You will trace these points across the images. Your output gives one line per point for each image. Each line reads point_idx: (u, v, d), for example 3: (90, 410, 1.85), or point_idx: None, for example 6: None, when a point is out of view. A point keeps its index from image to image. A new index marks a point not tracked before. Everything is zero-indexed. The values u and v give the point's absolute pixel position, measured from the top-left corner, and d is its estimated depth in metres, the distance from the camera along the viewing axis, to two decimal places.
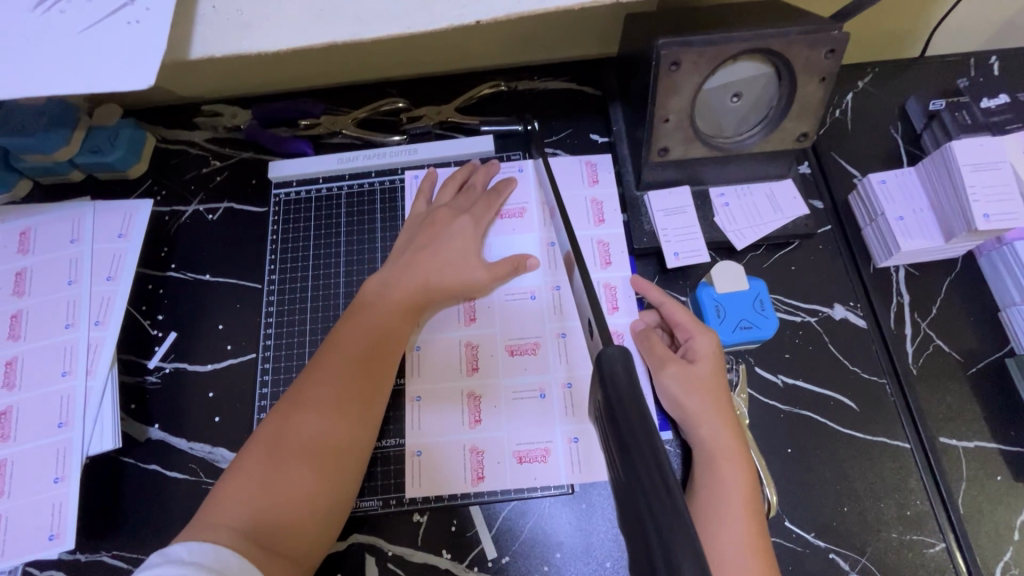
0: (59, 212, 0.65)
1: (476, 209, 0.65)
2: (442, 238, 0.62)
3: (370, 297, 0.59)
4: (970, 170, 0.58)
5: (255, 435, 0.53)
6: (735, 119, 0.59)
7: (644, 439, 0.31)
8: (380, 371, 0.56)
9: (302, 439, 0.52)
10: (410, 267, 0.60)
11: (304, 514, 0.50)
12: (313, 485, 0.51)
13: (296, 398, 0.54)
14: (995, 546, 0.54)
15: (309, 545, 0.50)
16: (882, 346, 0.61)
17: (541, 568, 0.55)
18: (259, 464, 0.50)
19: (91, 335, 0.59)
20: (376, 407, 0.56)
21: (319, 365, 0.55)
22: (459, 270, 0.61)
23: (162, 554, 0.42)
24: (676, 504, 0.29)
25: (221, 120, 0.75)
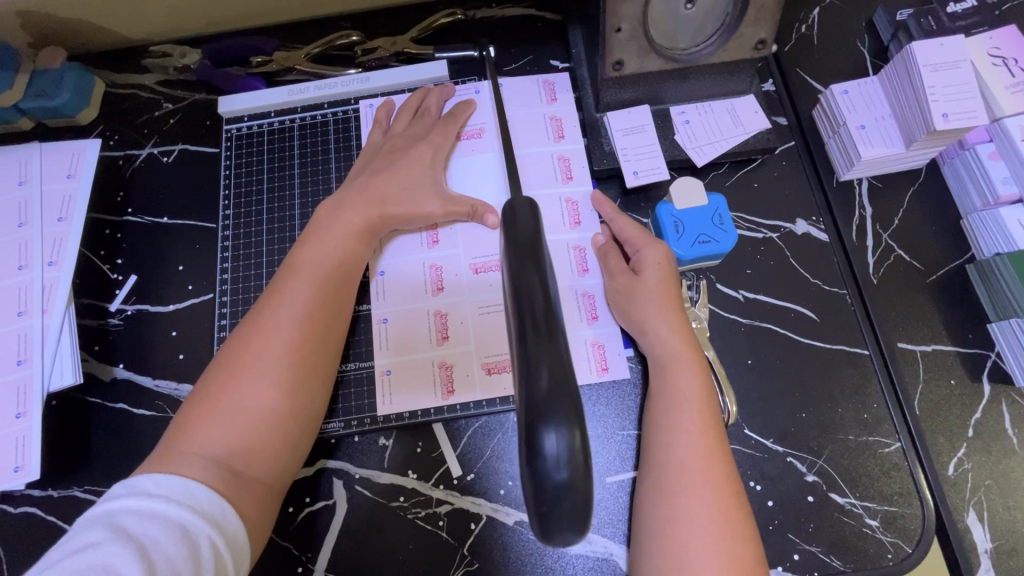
0: (6, 155, 0.63)
1: (432, 135, 0.63)
2: (398, 164, 0.61)
3: (323, 221, 0.58)
4: (930, 71, 0.57)
5: (212, 367, 0.51)
6: (691, 28, 0.57)
7: (532, 295, 0.31)
8: (341, 296, 0.56)
9: (260, 363, 0.51)
10: (363, 193, 0.59)
11: (275, 438, 0.50)
12: (278, 410, 0.50)
13: (254, 327, 0.53)
14: (949, 443, 0.55)
15: (281, 468, 0.51)
16: (843, 257, 0.61)
17: (505, 483, 0.56)
18: (226, 394, 0.49)
19: (45, 275, 0.58)
20: (335, 327, 0.55)
21: (276, 293, 0.54)
22: (415, 193, 0.60)
23: (129, 487, 0.43)
24: (553, 342, 0.30)
25: (170, 61, 0.72)
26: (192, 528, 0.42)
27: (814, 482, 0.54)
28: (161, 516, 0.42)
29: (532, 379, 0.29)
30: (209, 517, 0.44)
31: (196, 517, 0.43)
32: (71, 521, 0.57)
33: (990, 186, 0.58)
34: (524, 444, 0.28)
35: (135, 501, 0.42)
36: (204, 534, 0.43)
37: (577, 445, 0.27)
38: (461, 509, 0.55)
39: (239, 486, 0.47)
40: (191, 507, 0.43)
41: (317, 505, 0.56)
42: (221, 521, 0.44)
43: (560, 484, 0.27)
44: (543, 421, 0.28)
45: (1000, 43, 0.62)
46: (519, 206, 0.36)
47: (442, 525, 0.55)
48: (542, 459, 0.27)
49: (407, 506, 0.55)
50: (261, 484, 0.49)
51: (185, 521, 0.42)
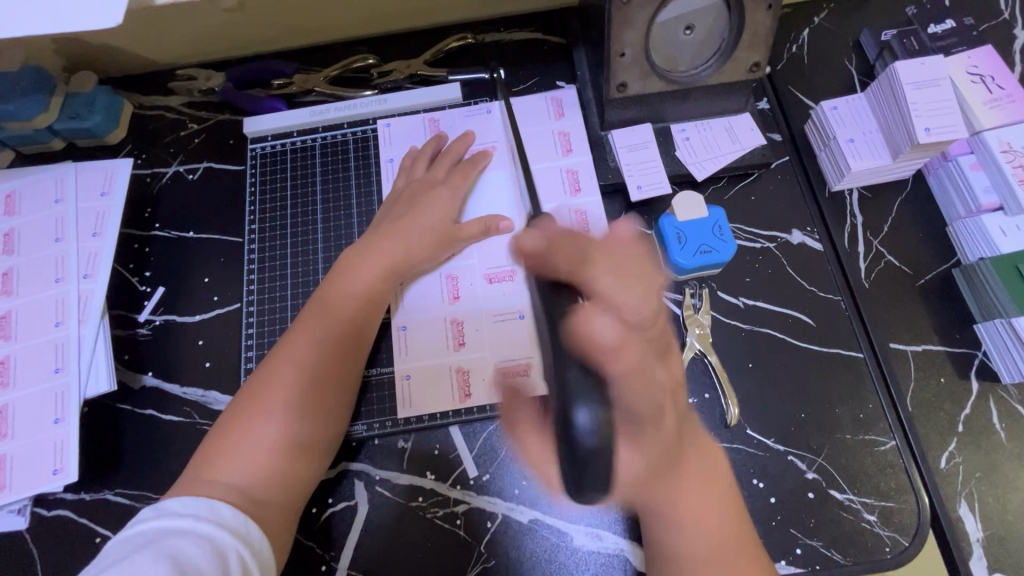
0: (42, 175, 0.67)
1: (452, 178, 0.67)
2: (419, 207, 0.65)
3: (346, 263, 0.62)
4: (913, 88, 0.61)
5: (240, 396, 0.55)
6: (689, 52, 0.62)
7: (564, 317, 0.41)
8: (361, 334, 0.59)
9: (281, 395, 0.54)
10: (386, 236, 0.63)
11: (298, 469, 0.53)
12: (297, 440, 0.53)
13: (280, 362, 0.56)
14: (941, 438, 0.57)
15: (302, 494, 0.54)
16: (838, 265, 0.64)
17: (519, 483, 0.58)
18: (252, 427, 0.52)
19: (81, 287, 0.61)
20: (353, 361, 0.58)
21: (301, 331, 0.58)
22: (432, 235, 0.64)
23: (160, 509, 0.46)
24: (579, 343, 0.40)
25: (196, 83, 0.77)
26: (221, 542, 0.45)
27: (814, 479, 0.57)
28: (192, 532, 0.45)
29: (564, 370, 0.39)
30: (236, 532, 0.47)
31: (225, 532, 0.46)
32: (104, 523, 0.59)
33: (972, 195, 0.62)
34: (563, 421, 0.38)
35: (166, 522, 0.45)
36: (233, 547, 0.45)
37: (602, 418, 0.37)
38: (478, 507, 0.58)
39: (262, 511, 0.50)
40: (219, 523, 0.46)
41: (338, 506, 0.58)
42: (247, 536, 0.47)
43: (590, 446, 0.37)
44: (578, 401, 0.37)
45: (978, 61, 0.66)
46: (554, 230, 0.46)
47: (460, 524, 0.57)
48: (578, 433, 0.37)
49: (426, 506, 0.58)
50: (284, 510, 0.52)
51: (214, 536, 0.45)
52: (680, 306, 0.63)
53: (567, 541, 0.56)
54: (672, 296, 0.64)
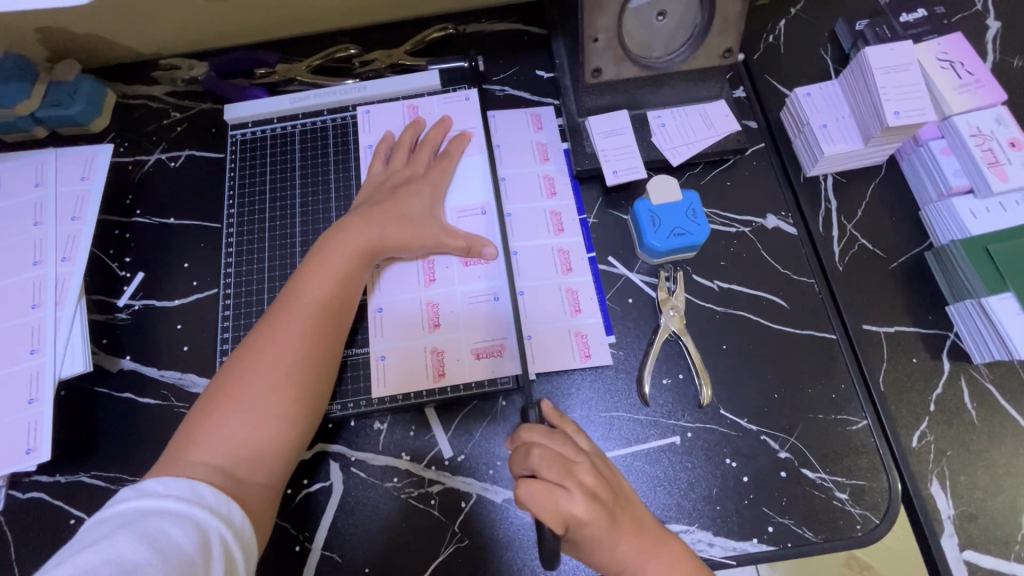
0: (23, 160, 0.67)
1: (432, 173, 0.66)
2: (399, 194, 0.64)
3: (325, 248, 0.61)
4: (883, 73, 0.61)
5: (218, 379, 0.54)
6: (664, 38, 0.63)
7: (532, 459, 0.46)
8: (338, 317, 0.59)
9: (261, 376, 0.53)
10: (366, 219, 0.62)
11: (275, 450, 0.53)
12: (278, 420, 0.53)
13: (257, 346, 0.55)
14: (912, 418, 0.58)
15: (281, 472, 0.54)
16: (811, 248, 0.65)
17: (493, 464, 0.58)
18: (228, 409, 0.52)
19: (59, 270, 0.62)
20: (333, 342, 0.58)
21: (279, 316, 0.57)
22: (411, 221, 0.63)
23: (138, 489, 0.45)
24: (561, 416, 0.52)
25: (180, 72, 0.78)
26: (204, 523, 0.44)
27: (787, 458, 0.57)
28: (172, 512, 0.44)
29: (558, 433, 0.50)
30: (218, 513, 0.46)
31: (207, 514, 0.45)
32: (78, 505, 0.59)
33: (943, 178, 0.62)
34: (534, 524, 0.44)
35: (147, 503, 0.44)
36: (215, 528, 0.45)
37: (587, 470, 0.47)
38: (452, 488, 0.58)
39: (240, 490, 0.49)
40: (201, 504, 0.45)
41: (314, 487, 0.59)
42: (229, 517, 0.46)
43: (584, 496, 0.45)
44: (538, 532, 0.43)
45: (948, 48, 0.67)
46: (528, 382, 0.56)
47: (434, 504, 0.57)
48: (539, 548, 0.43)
49: (400, 486, 0.58)
50: (264, 488, 0.52)
51: (197, 517, 0.44)
52: (655, 289, 0.64)
53: None
54: (648, 279, 0.65)
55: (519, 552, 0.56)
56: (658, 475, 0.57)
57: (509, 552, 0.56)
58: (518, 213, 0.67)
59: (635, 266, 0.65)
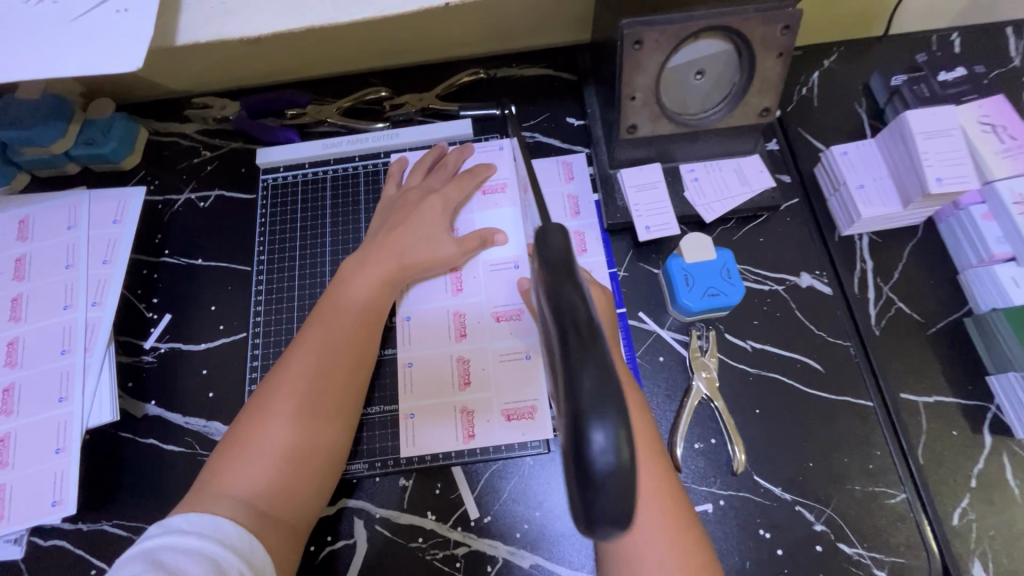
0: (56, 200, 0.67)
1: (449, 187, 0.67)
2: (414, 216, 0.64)
3: (349, 273, 0.62)
4: (924, 137, 0.61)
5: (246, 410, 0.54)
6: (700, 96, 0.62)
7: (577, 316, 0.30)
8: (366, 342, 0.59)
9: (288, 403, 0.53)
10: (385, 246, 0.62)
11: (303, 481, 0.52)
12: (311, 452, 0.53)
13: (284, 373, 0.55)
14: (953, 494, 0.56)
15: (308, 508, 0.52)
16: (846, 310, 0.64)
17: (521, 527, 0.57)
18: (256, 439, 0.51)
19: (88, 315, 0.62)
20: (362, 370, 0.58)
21: (306, 341, 0.57)
22: (432, 245, 0.63)
23: (167, 526, 0.45)
24: (597, 348, 0.29)
25: (211, 112, 0.78)
26: (225, 562, 0.43)
27: (823, 531, 0.55)
28: (195, 550, 0.43)
29: (576, 380, 0.28)
30: (238, 551, 0.45)
31: (227, 551, 0.44)
32: (100, 555, 0.59)
33: (984, 245, 0.61)
34: (571, 436, 0.28)
35: (169, 539, 0.44)
36: (235, 568, 0.44)
37: (622, 437, 0.27)
38: (478, 551, 0.57)
39: (267, 527, 0.48)
40: (221, 541, 0.45)
41: (338, 544, 0.58)
42: (250, 555, 0.45)
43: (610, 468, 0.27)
44: (590, 419, 0.27)
45: (990, 111, 0.66)
46: (552, 226, 0.34)
47: (459, 567, 0.56)
48: (587, 458, 0.27)
49: (425, 547, 0.57)
50: (289, 525, 0.50)
51: (216, 554, 0.44)
52: (686, 347, 0.63)
53: None
54: (678, 337, 0.64)
55: None
56: None
57: None
58: None
59: (666, 323, 0.64)
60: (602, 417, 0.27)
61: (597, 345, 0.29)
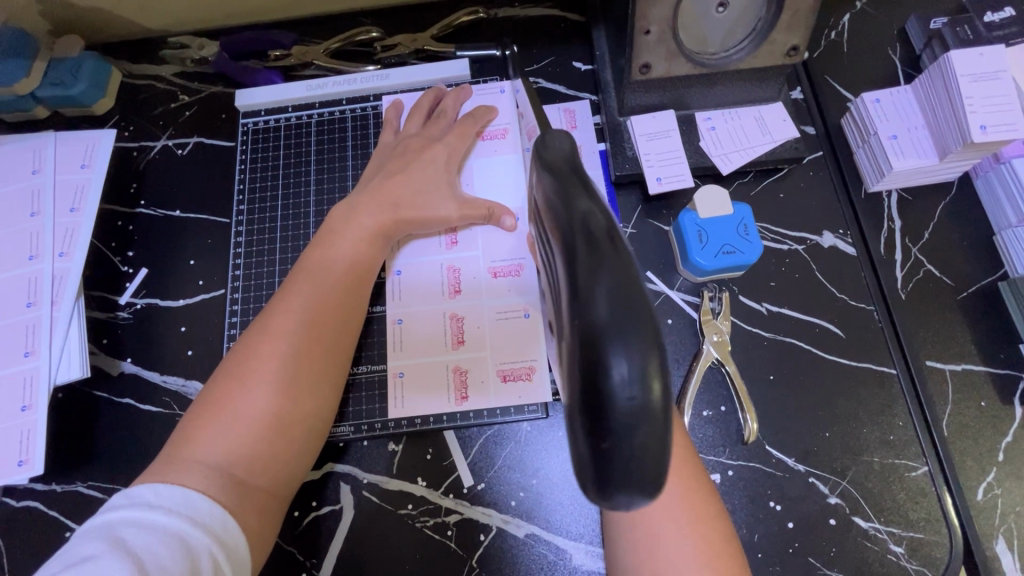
0: (21, 144, 0.62)
1: (449, 136, 0.61)
2: (413, 166, 0.59)
3: (337, 224, 0.57)
4: (969, 81, 0.55)
5: (219, 370, 0.50)
6: (722, 32, 0.56)
7: (592, 221, 0.25)
8: (353, 297, 0.55)
9: (262, 363, 0.49)
10: (377, 196, 0.57)
11: (280, 447, 0.48)
12: (289, 418, 0.49)
13: (262, 330, 0.51)
14: (979, 467, 0.53)
15: (284, 476, 0.49)
16: (871, 272, 0.59)
17: (516, 495, 0.54)
18: (228, 399, 0.47)
19: (56, 266, 0.57)
20: (347, 328, 0.54)
21: (286, 295, 0.53)
22: (427, 198, 0.58)
23: (130, 497, 0.41)
24: (619, 257, 0.24)
25: (188, 52, 0.72)
26: (193, 541, 0.40)
27: (837, 504, 0.52)
28: (161, 528, 0.40)
29: (587, 303, 0.24)
30: (208, 528, 0.42)
31: (197, 529, 0.41)
32: (73, 517, 0.56)
33: None
34: (583, 357, 0.24)
35: (133, 513, 0.40)
36: (204, 548, 0.40)
37: (649, 367, 0.23)
38: (470, 519, 0.54)
39: (238, 497, 0.45)
40: (192, 519, 0.41)
41: (323, 510, 0.55)
42: (222, 535, 0.42)
43: (630, 408, 0.23)
44: (608, 347, 0.23)
45: None
46: (553, 135, 0.30)
47: (451, 535, 0.53)
48: (604, 390, 0.23)
49: (415, 514, 0.54)
50: (262, 494, 0.47)
51: (186, 533, 0.40)
52: (697, 310, 0.59)
53: (565, 560, 0.52)
54: (689, 298, 0.59)
55: None
56: None
57: None
58: None
59: (675, 283, 0.60)
60: (625, 341, 0.23)
61: (618, 253, 0.24)
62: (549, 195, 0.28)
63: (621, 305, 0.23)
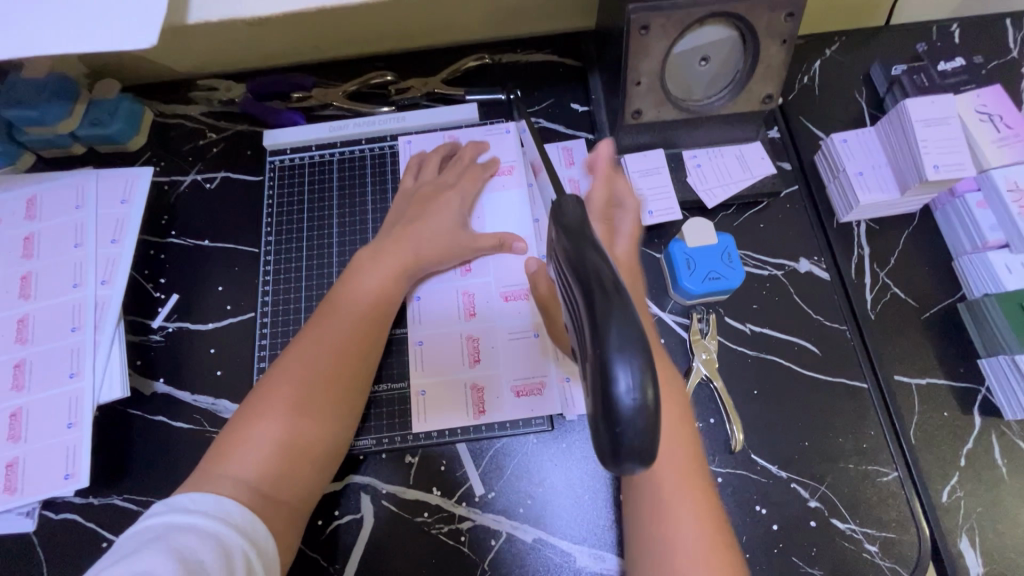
0: (64, 180, 0.68)
1: (462, 181, 0.68)
2: (432, 210, 0.65)
3: (361, 263, 0.62)
4: (922, 125, 0.62)
5: (252, 393, 0.54)
6: (704, 82, 0.63)
7: (599, 269, 0.31)
8: (373, 332, 0.60)
9: (290, 389, 0.54)
10: (400, 239, 0.63)
11: (306, 463, 0.53)
12: (312, 440, 0.54)
13: (292, 358, 0.56)
14: (943, 471, 0.58)
15: (308, 491, 0.53)
16: (843, 295, 0.65)
17: (524, 502, 0.59)
18: (262, 420, 0.52)
19: (98, 293, 0.62)
20: (368, 360, 0.59)
21: (315, 328, 0.58)
22: (444, 240, 0.64)
23: (170, 504, 0.46)
24: (624, 299, 0.30)
25: (216, 94, 0.78)
26: (229, 541, 0.45)
27: (817, 508, 0.57)
28: (200, 529, 0.44)
29: (600, 334, 0.29)
30: (242, 529, 0.46)
31: (231, 530, 0.45)
32: (111, 528, 0.60)
33: (978, 232, 0.63)
34: (597, 377, 0.29)
35: (173, 517, 0.45)
36: (239, 547, 0.45)
37: (647, 384, 0.29)
38: (481, 526, 0.58)
39: (269, 509, 0.49)
40: (227, 522, 0.46)
41: (344, 518, 0.59)
42: (254, 536, 0.47)
43: (634, 417, 0.29)
44: (615, 367, 0.29)
45: (986, 100, 0.67)
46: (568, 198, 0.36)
47: (464, 541, 0.58)
48: (614, 403, 0.29)
49: (431, 521, 0.58)
50: (289, 506, 0.51)
51: (222, 534, 0.45)
52: (687, 330, 0.64)
53: (570, 562, 0.56)
54: (679, 320, 0.65)
55: None
56: None
57: None
58: None
59: (667, 306, 0.66)
60: (629, 361, 0.29)
61: (621, 296, 0.30)
62: (563, 247, 0.34)
63: (627, 335, 0.29)
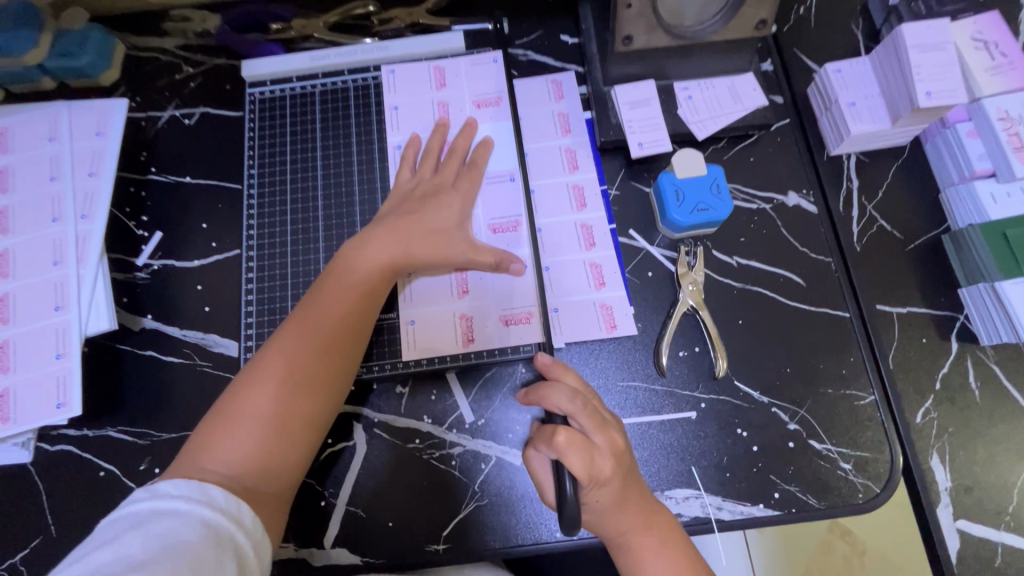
0: (35, 113, 0.65)
1: (460, 183, 0.63)
2: (430, 207, 0.61)
3: (348, 258, 0.58)
4: (916, 51, 0.61)
5: (236, 383, 0.52)
6: (695, 6, 0.62)
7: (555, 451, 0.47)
8: (359, 330, 0.56)
9: (271, 386, 0.51)
10: (393, 232, 0.59)
11: (287, 462, 0.51)
12: (294, 436, 0.51)
13: (274, 354, 0.53)
14: (918, 394, 0.60)
15: (292, 483, 0.52)
16: (830, 227, 0.66)
17: (513, 429, 0.60)
18: (246, 421, 0.50)
19: (78, 227, 0.61)
20: (353, 356, 0.56)
21: (299, 322, 0.55)
22: (439, 237, 0.60)
23: (151, 491, 0.44)
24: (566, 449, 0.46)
25: (190, 25, 0.75)
26: (215, 524, 0.43)
27: (796, 430, 0.59)
28: (185, 513, 0.42)
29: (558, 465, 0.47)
30: (227, 513, 0.44)
31: (217, 514, 0.43)
32: (107, 458, 0.61)
33: (967, 162, 0.63)
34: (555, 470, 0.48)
35: (156, 504, 0.43)
36: (226, 529, 0.43)
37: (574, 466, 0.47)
38: (471, 451, 0.60)
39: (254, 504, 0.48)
40: (211, 506, 0.43)
41: (339, 446, 0.60)
42: (239, 517, 0.44)
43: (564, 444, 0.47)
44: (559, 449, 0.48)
45: (983, 27, 0.66)
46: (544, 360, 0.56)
47: (455, 465, 0.59)
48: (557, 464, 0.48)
49: (422, 448, 0.60)
50: (277, 497, 0.50)
51: (207, 517, 0.43)
52: (674, 263, 0.65)
53: None
54: (667, 254, 0.65)
55: (534, 512, 0.58)
56: (671, 443, 0.59)
57: (526, 510, 0.58)
58: (543, 188, 0.67)
59: (655, 240, 0.66)
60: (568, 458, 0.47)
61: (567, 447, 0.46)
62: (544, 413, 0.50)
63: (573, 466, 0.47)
